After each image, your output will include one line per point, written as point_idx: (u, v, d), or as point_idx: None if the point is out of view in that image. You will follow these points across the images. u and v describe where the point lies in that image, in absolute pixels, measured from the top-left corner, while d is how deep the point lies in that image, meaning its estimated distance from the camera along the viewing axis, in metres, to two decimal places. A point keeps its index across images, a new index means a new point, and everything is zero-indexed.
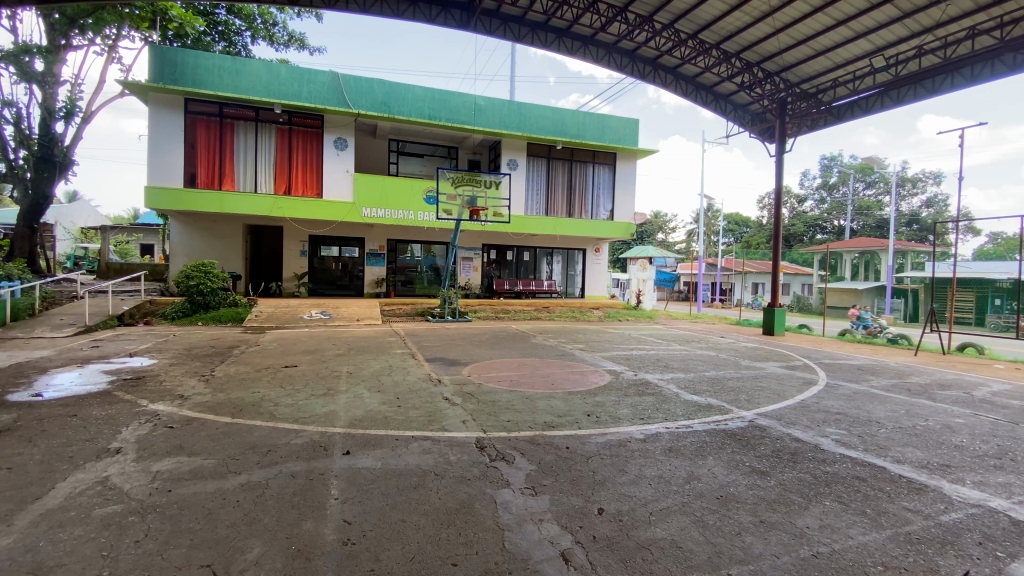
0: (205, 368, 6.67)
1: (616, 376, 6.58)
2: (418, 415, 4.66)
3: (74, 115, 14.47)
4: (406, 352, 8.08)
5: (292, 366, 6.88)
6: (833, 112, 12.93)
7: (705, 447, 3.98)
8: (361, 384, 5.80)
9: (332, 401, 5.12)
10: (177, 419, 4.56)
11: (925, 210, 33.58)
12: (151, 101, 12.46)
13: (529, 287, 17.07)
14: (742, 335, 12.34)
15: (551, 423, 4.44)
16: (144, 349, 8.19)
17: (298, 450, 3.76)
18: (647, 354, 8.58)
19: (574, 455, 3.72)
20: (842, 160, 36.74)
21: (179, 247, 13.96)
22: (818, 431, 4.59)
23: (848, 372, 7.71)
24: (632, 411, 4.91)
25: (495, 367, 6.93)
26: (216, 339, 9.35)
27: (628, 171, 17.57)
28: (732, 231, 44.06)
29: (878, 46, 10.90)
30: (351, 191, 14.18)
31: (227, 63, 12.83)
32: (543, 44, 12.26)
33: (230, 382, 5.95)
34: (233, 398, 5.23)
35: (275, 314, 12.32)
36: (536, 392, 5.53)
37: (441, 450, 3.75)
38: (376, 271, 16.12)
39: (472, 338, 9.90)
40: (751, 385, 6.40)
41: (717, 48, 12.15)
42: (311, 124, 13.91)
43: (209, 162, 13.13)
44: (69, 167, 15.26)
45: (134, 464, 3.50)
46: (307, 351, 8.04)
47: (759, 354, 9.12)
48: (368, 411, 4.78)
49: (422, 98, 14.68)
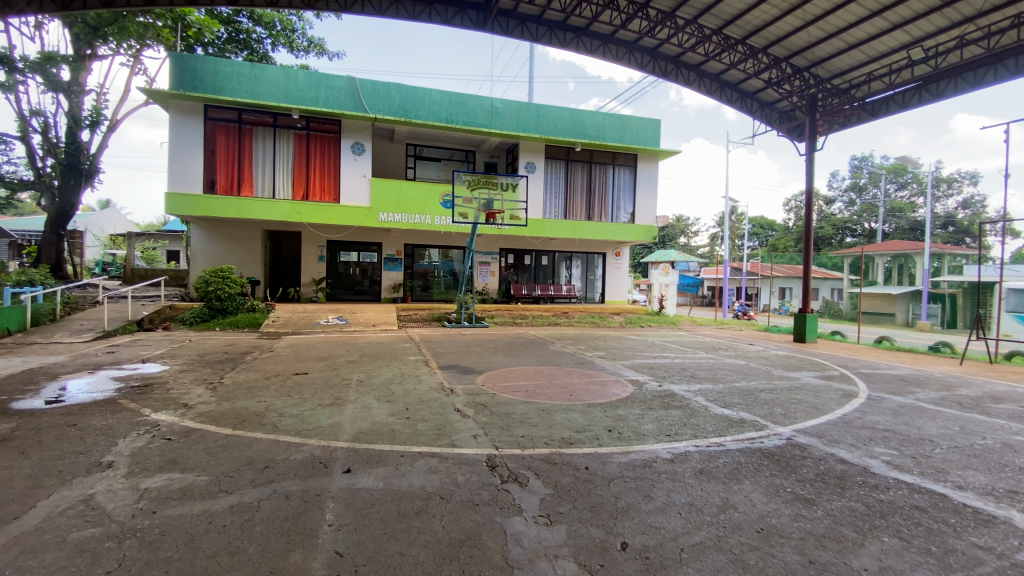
0: (214, 375, 6.54)
1: (639, 387, 6.17)
2: (427, 428, 4.37)
3: (98, 123, 14.74)
4: (420, 359, 7.83)
5: (303, 373, 6.67)
6: (866, 108, 12.31)
7: (740, 469, 3.59)
8: (370, 393, 5.55)
9: (338, 412, 4.88)
10: (175, 430, 4.37)
11: (962, 212, 32.18)
12: (172, 108, 12.60)
13: (547, 292, 16.74)
14: (771, 342, 11.81)
15: (569, 440, 4.10)
16: (157, 355, 8.13)
17: (297, 467, 3.51)
18: (671, 362, 8.16)
19: (595, 477, 3.38)
20: (873, 160, 35.43)
21: (198, 252, 14.05)
22: (865, 451, 4.14)
23: (890, 384, 7.17)
24: (657, 427, 4.53)
25: (511, 376, 6.61)
26: (230, 344, 9.27)
27: (649, 172, 17.09)
28: (756, 234, 43.03)
29: (915, 38, 10.30)
30: (367, 196, 14.09)
31: (246, 70, 12.95)
32: (561, 44, 11.99)
33: (237, 389, 5.78)
34: (237, 407, 5.02)
35: (292, 319, 12.24)
36: (553, 404, 5.18)
37: (449, 470, 3.45)
38: (394, 276, 15.99)
39: (488, 345, 9.60)
40: (787, 397, 5.93)
41: (742, 43, 11.69)
42: (328, 128, 13.86)
43: (228, 168, 13.20)
44: (95, 175, 15.59)
45: (123, 481, 3.31)
46: (319, 358, 7.86)
47: (791, 363, 8.60)
48: (374, 423, 4.52)
49: (439, 101, 14.54)
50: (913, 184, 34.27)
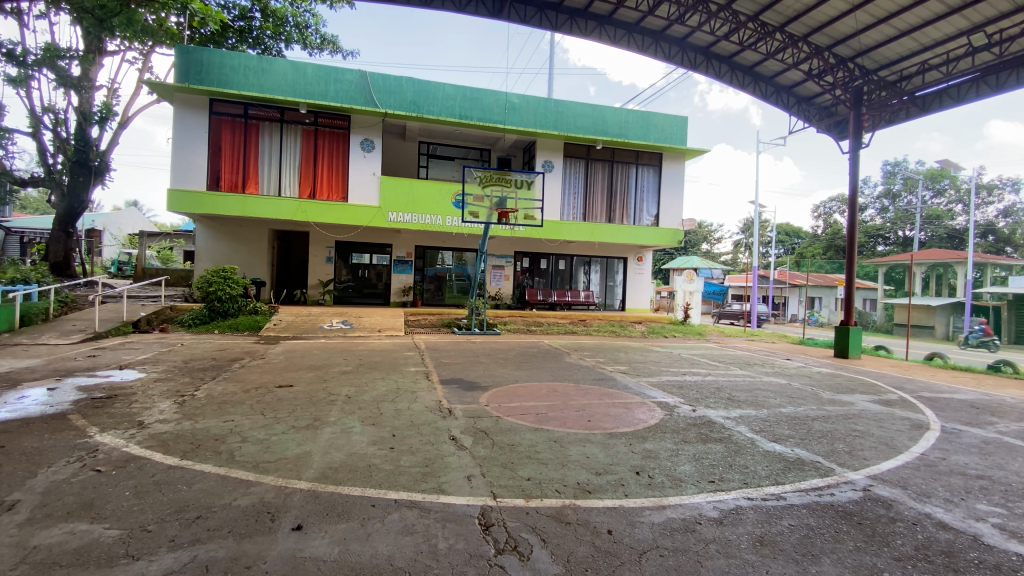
0: (188, 387, 5.84)
1: (669, 412, 5.28)
2: (413, 464, 3.57)
3: (108, 120, 14.39)
4: (420, 371, 7.05)
5: (287, 386, 5.93)
6: (916, 102, 11.17)
7: (815, 541, 2.69)
8: (355, 414, 4.77)
9: (312, 437, 4.10)
10: (111, 459, 3.64)
11: (1003, 221, 30.25)
12: (177, 102, 12.22)
13: (564, 298, 15.92)
14: (812, 358, 10.72)
15: (586, 487, 3.26)
16: (139, 360, 7.51)
17: (235, 519, 2.75)
18: (703, 380, 7.22)
19: (620, 548, 2.54)
20: (908, 165, 33.71)
21: (203, 250, 13.60)
22: (967, 510, 3.20)
23: (962, 412, 6.11)
24: (696, 470, 3.66)
25: (519, 395, 5.76)
26: (222, 349, 8.64)
27: (675, 172, 16.14)
28: (782, 242, 41.71)
29: (976, 23, 9.19)
30: (377, 195, 13.45)
31: (254, 63, 12.42)
32: (583, 33, 11.26)
33: (207, 405, 5.07)
34: (198, 428, 4.31)
35: (295, 323, 11.63)
36: (569, 433, 4.35)
37: (429, 531, 2.64)
38: (403, 279, 15.31)
39: (498, 355, 8.79)
40: (847, 430, 4.96)
41: (780, 31, 10.68)
42: (338, 124, 13.29)
43: (233, 163, 12.71)
44: (104, 173, 15.28)
45: (13, 533, 2.58)
46: (311, 367, 7.15)
47: (839, 385, 7.56)
48: (350, 456, 3.72)
49: (452, 96, 13.84)
50: (951, 191, 32.46)
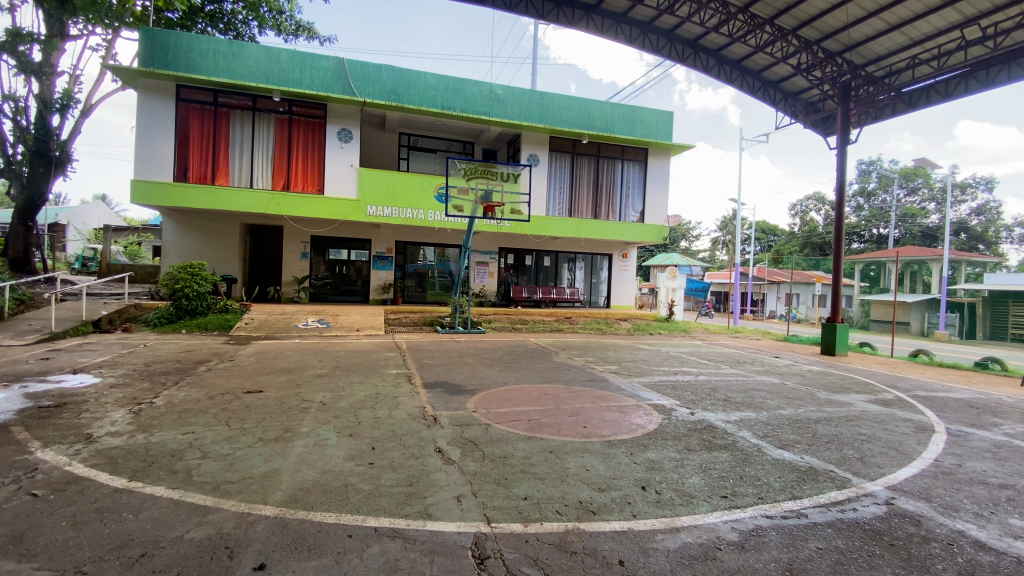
0: (147, 394, 5.31)
1: (667, 416, 5.00)
2: (396, 483, 3.19)
3: (71, 108, 13.49)
4: (401, 373, 6.66)
5: (257, 392, 5.46)
6: (903, 98, 11.17)
7: (849, 567, 2.42)
8: (331, 424, 4.36)
9: (281, 452, 3.68)
10: (50, 480, 3.17)
11: (975, 219, 31.01)
12: (141, 88, 11.51)
13: (549, 295, 15.61)
14: (799, 355, 10.62)
15: (590, 507, 2.93)
16: (95, 364, 6.90)
17: (185, 558, 2.33)
18: (697, 381, 6.96)
19: None
20: (882, 164, 34.32)
21: (171, 245, 12.89)
22: (1000, 526, 2.97)
23: (961, 412, 5.98)
24: (705, 483, 3.36)
25: (508, 399, 5.41)
26: (188, 351, 8.08)
27: (661, 167, 15.96)
28: (759, 239, 42.28)
29: (967, 17, 9.13)
30: (355, 188, 12.91)
31: (223, 47, 11.70)
32: (570, 22, 10.94)
33: (166, 414, 4.59)
34: (154, 443, 3.84)
35: (268, 322, 11.05)
36: (565, 443, 4.01)
37: (416, 567, 2.28)
38: (383, 276, 14.80)
39: (484, 355, 8.42)
40: (853, 434, 4.74)
41: (770, 24, 10.44)
42: (314, 113, 12.72)
43: (202, 154, 12.04)
44: (67, 164, 14.35)
45: None
46: (284, 370, 6.67)
47: (833, 384, 7.40)
48: (324, 474, 3.32)
49: (434, 86, 13.31)
50: (924, 189, 33.15)
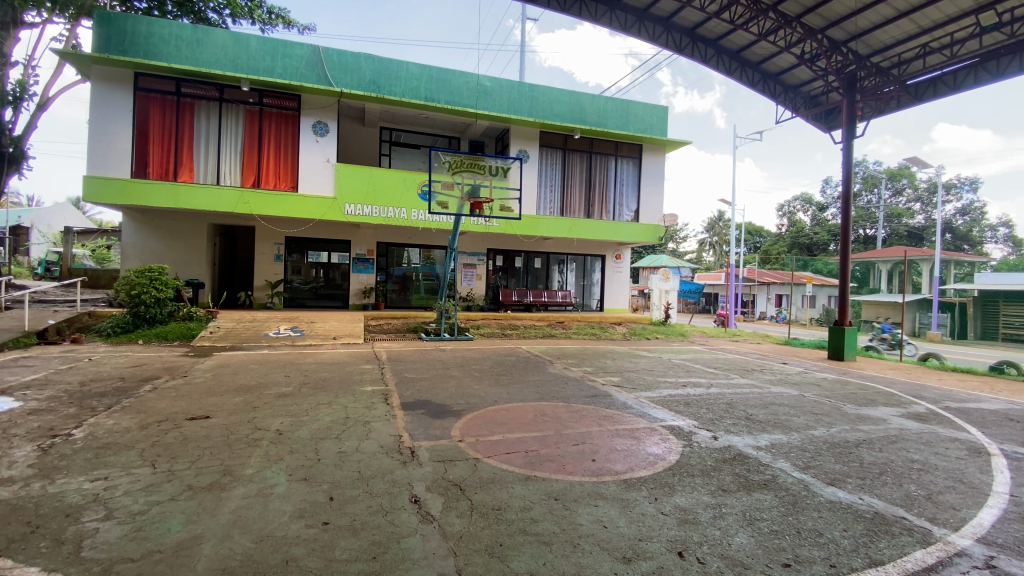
0: (68, 423, 4.43)
1: (687, 442, 4.26)
2: (354, 557, 2.38)
3: (25, 100, 12.37)
4: (376, 391, 5.83)
5: (202, 419, 4.61)
6: (909, 90, 10.70)
7: None
8: (284, 462, 3.55)
9: (211, 508, 2.86)
10: None
11: (960, 219, 31.00)
12: (96, 76, 10.54)
13: (540, 298, 14.93)
14: (807, 362, 10.00)
15: None
16: (23, 383, 5.95)
17: None
18: (709, 395, 6.22)
19: None
20: (869, 165, 34.20)
21: (131, 247, 11.91)
22: None
23: (1006, 427, 5.35)
24: (757, 544, 2.60)
25: (500, 423, 4.62)
26: (138, 366, 7.16)
27: (655, 164, 15.35)
28: (746, 240, 42.17)
29: (981, 3, 8.61)
30: (332, 184, 12.02)
31: (186, 33, 10.86)
32: (562, 7, 10.22)
33: (82, 452, 3.72)
34: (47, 497, 2.97)
35: (235, 331, 10.13)
36: (571, 485, 3.25)
37: None
38: (364, 279, 13.93)
39: (471, 367, 7.63)
40: (904, 462, 4.03)
41: (773, 10, 9.79)
42: (288, 105, 11.79)
43: (163, 147, 11.10)
44: (22, 162, 13.18)
45: None
46: (240, 389, 5.79)
47: (856, 395, 6.74)
48: (261, 541, 2.51)
49: (417, 77, 12.56)
50: (910, 190, 33.10)
